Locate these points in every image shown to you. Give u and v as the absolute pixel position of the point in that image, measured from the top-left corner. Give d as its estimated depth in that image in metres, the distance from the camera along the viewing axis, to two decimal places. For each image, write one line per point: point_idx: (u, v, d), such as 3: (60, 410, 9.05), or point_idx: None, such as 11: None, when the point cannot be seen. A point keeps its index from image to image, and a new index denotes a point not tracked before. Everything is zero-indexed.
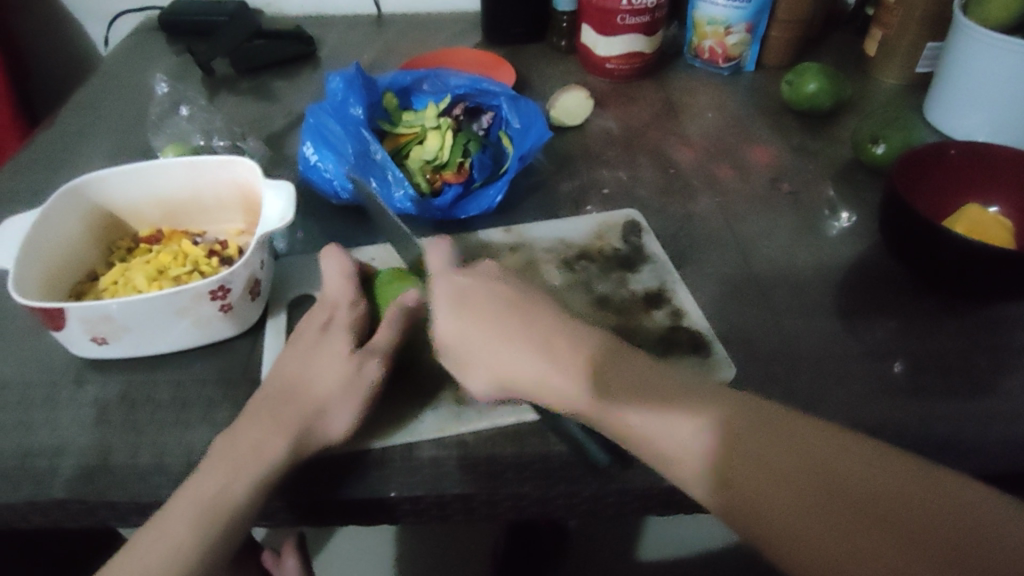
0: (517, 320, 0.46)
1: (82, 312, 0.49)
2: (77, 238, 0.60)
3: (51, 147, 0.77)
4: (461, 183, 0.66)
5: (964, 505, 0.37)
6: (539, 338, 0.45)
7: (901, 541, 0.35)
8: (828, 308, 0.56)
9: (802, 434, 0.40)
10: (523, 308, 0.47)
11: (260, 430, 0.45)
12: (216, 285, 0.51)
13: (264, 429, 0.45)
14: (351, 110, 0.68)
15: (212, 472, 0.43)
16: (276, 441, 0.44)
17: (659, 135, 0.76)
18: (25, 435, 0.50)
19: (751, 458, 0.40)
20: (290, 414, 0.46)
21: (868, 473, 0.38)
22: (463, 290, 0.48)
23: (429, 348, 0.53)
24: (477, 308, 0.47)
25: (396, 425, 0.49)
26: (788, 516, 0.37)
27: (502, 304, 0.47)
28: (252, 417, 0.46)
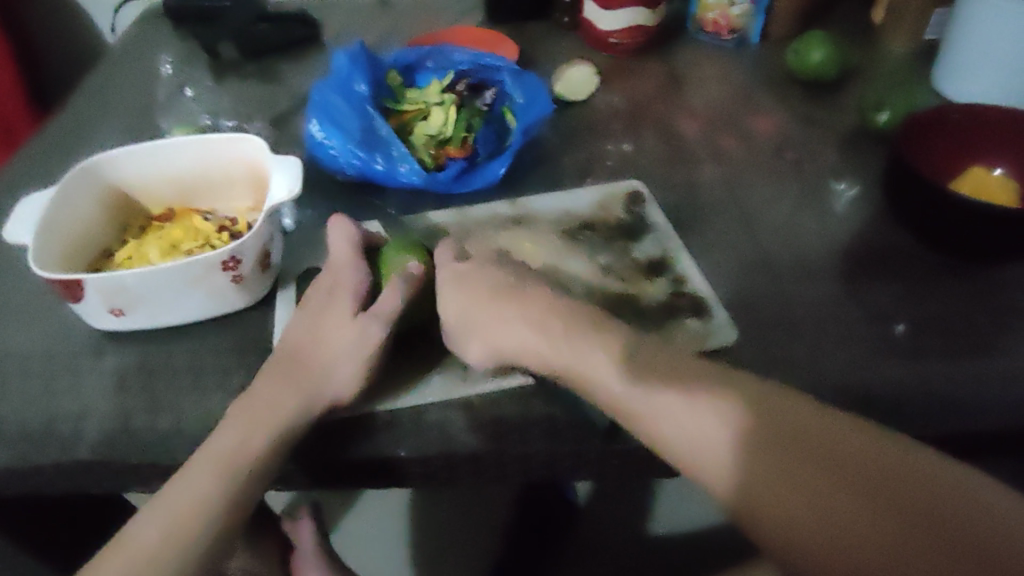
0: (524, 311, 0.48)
1: (99, 284, 0.50)
2: (92, 215, 0.61)
3: (64, 131, 0.78)
4: (465, 157, 0.67)
5: (951, 474, 0.37)
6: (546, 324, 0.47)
7: (878, 510, 0.37)
8: (832, 272, 0.56)
9: (798, 413, 0.41)
10: (515, 288, 0.50)
11: (271, 393, 0.47)
12: (228, 255, 0.52)
13: (275, 392, 0.47)
14: (356, 86, 0.69)
15: (227, 434, 0.45)
16: (285, 403, 0.46)
17: (663, 107, 0.76)
18: (47, 404, 0.52)
19: (767, 449, 0.40)
20: (299, 379, 0.48)
21: (860, 452, 0.38)
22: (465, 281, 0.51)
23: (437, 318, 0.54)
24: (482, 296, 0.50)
25: (403, 388, 0.51)
26: (779, 492, 0.38)
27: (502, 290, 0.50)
28: (265, 381, 0.48)
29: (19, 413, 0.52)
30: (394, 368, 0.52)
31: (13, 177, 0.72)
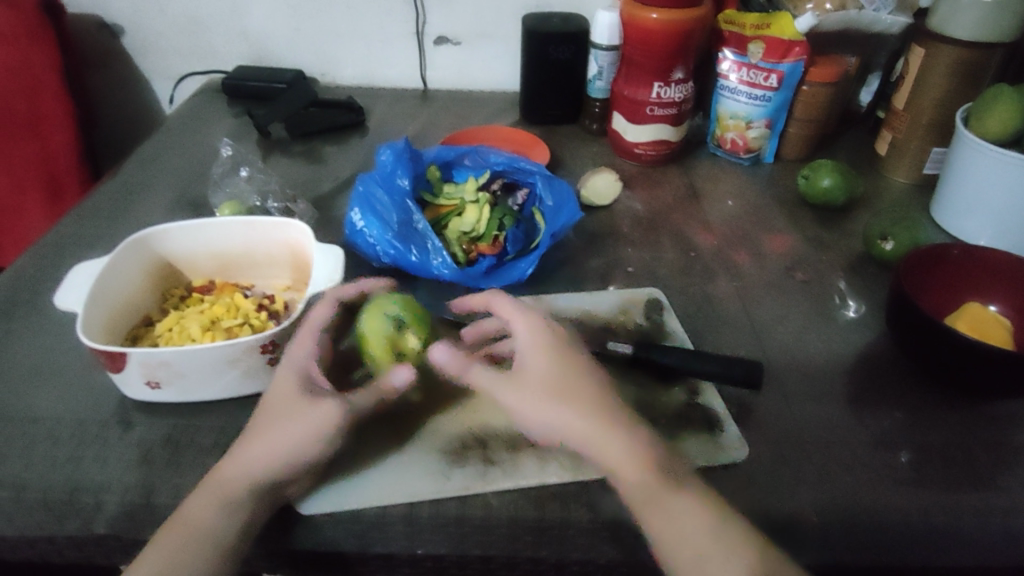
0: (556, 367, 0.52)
1: (143, 358, 0.53)
2: (137, 285, 0.64)
3: (115, 196, 0.83)
4: (495, 255, 0.71)
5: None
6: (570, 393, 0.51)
7: None
8: (838, 394, 0.59)
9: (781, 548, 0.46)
10: (563, 396, 0.50)
11: (237, 460, 0.49)
12: (267, 340, 0.54)
13: (235, 466, 0.49)
14: (398, 180, 0.73)
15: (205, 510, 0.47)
16: (241, 480, 0.48)
17: (679, 219, 0.81)
18: (75, 470, 0.54)
19: (665, 484, 0.48)
20: (257, 444, 0.49)
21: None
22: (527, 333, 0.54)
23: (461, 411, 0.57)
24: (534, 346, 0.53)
25: (416, 476, 0.52)
26: None
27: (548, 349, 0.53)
28: (231, 453, 0.50)
29: (46, 478, 0.53)
30: (414, 457, 0.54)
31: (63, 239, 0.76)
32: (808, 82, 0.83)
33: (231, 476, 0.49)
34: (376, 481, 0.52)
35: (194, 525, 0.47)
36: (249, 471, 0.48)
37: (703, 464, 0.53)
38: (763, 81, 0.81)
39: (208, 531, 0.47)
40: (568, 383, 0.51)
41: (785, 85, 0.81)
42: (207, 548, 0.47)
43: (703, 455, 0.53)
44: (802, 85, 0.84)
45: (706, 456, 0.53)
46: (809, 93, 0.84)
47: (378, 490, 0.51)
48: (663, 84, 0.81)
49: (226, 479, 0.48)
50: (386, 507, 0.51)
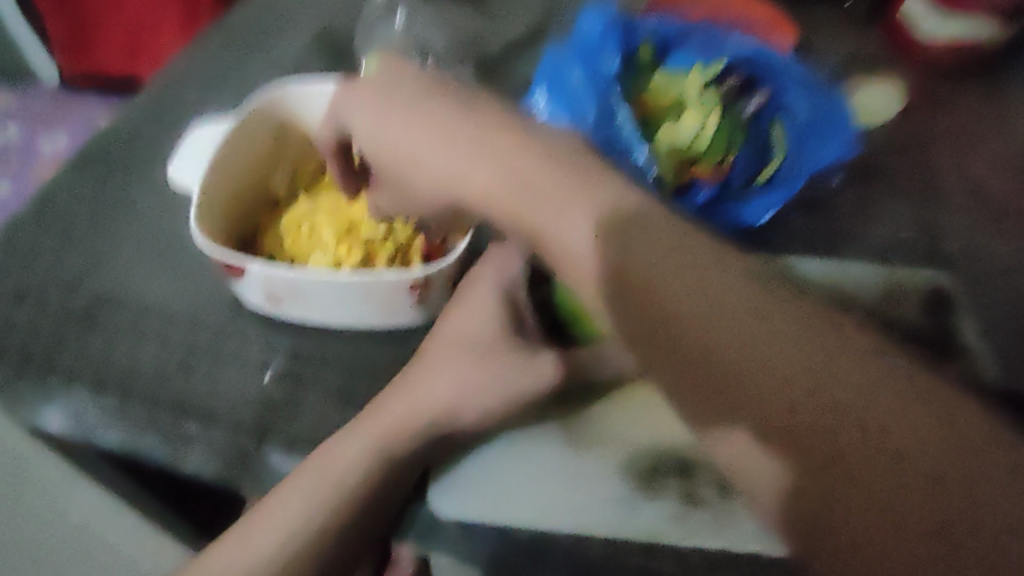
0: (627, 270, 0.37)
1: (265, 275, 0.42)
2: (264, 159, 0.51)
3: (251, 27, 0.69)
4: (716, 184, 0.51)
5: None
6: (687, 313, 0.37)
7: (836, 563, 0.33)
8: None
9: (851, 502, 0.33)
10: (437, 163, 0.41)
11: (412, 393, 0.43)
12: (421, 279, 0.42)
13: (402, 407, 0.42)
14: (604, 60, 0.54)
15: (363, 450, 0.41)
16: (411, 424, 0.42)
17: (985, 153, 0.56)
18: (183, 386, 0.45)
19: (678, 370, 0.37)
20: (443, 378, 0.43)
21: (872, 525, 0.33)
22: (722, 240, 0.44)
23: (649, 420, 0.42)
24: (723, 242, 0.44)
25: (590, 500, 0.40)
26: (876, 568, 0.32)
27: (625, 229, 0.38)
28: (395, 388, 0.43)
29: (151, 393, 0.45)
30: (590, 467, 0.41)
31: (192, 77, 0.64)
32: None
33: (399, 409, 0.42)
34: (534, 489, 0.40)
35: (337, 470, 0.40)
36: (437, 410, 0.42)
37: None
38: None
39: (348, 477, 0.40)
40: (445, 155, 0.40)
41: None
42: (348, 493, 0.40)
43: None
44: None
45: None
46: None
47: (534, 503, 0.40)
48: None
49: (399, 416, 0.42)
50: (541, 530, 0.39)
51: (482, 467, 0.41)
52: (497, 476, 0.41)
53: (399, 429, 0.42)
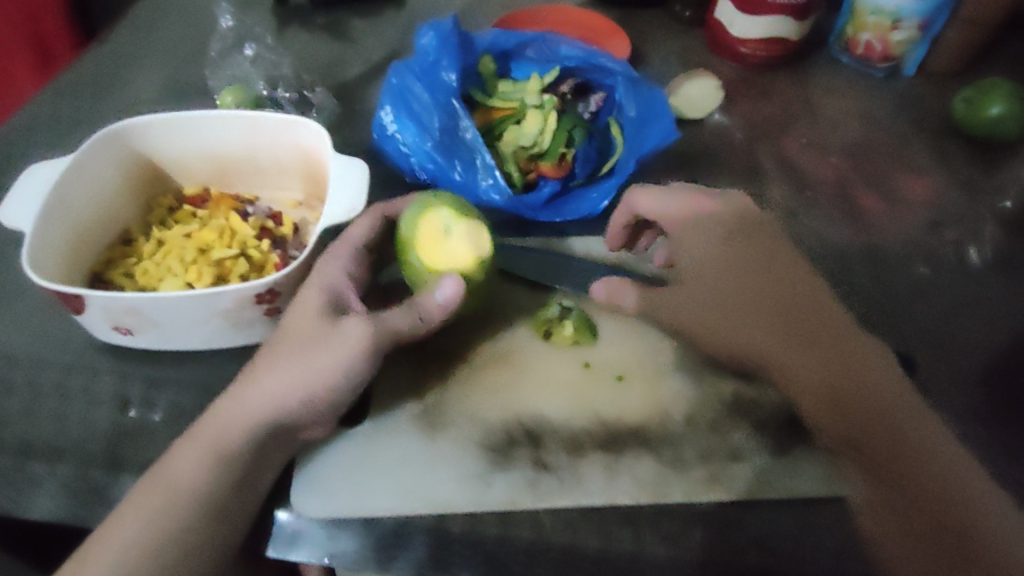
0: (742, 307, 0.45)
1: (105, 302, 0.41)
2: (111, 191, 0.51)
3: (99, 68, 0.68)
4: (559, 179, 0.56)
5: None
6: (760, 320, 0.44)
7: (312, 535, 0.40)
8: (993, 409, 0.47)
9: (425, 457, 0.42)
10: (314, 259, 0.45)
11: (255, 391, 0.39)
12: (264, 289, 0.42)
13: (232, 415, 0.39)
14: (442, 74, 0.57)
15: (197, 459, 0.38)
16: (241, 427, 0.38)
17: (792, 142, 0.65)
18: (28, 428, 0.44)
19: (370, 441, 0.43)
20: (287, 369, 0.39)
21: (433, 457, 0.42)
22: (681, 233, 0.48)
23: (490, 400, 0.45)
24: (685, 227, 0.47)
25: (447, 480, 0.41)
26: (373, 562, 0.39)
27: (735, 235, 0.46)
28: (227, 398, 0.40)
29: None
30: (448, 451, 0.42)
31: (33, 120, 0.62)
32: None
33: (235, 416, 0.39)
34: (393, 480, 0.41)
35: (187, 486, 0.37)
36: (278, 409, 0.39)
37: (819, 492, 0.41)
38: None
39: (199, 484, 0.37)
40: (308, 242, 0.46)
41: None
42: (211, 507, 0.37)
43: (820, 480, 0.42)
44: None
45: (823, 482, 0.42)
46: None
47: (394, 492, 0.41)
48: None
49: (245, 416, 0.38)
50: (408, 518, 0.40)
51: (331, 463, 0.42)
52: (350, 472, 0.42)
53: (228, 435, 0.38)
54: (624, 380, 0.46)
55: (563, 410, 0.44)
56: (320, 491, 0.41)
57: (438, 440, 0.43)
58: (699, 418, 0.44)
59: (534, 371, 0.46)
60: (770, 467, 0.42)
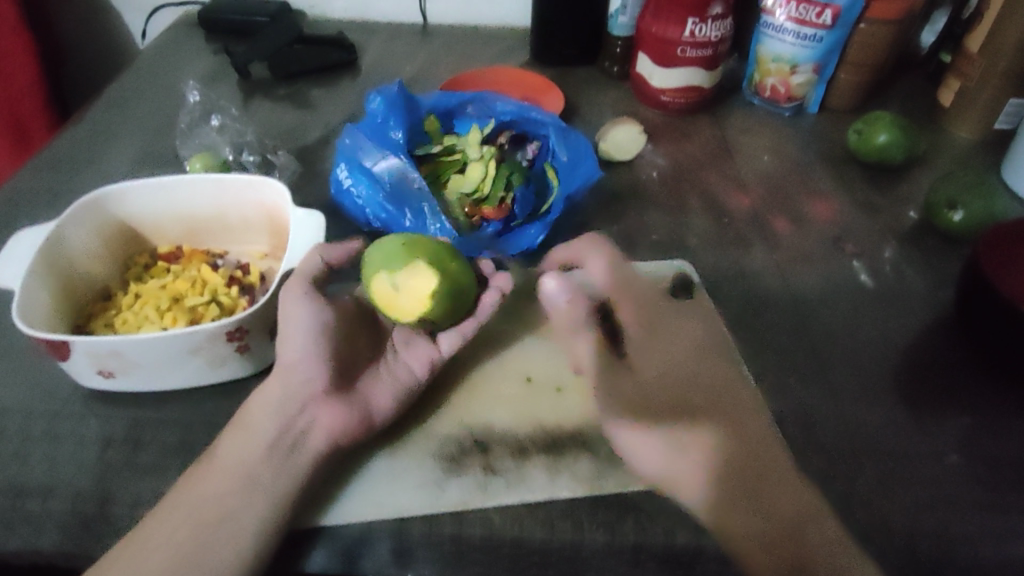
0: (672, 365, 0.50)
1: (89, 347, 0.46)
2: (93, 253, 0.56)
3: (77, 144, 0.74)
4: (501, 220, 0.62)
5: None
6: (673, 395, 0.49)
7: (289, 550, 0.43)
8: (895, 392, 0.52)
9: (390, 466, 0.47)
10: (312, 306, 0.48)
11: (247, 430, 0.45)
12: (233, 326, 0.47)
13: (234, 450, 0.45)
14: (391, 133, 0.64)
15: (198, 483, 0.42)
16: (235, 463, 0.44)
17: (712, 177, 0.72)
18: (18, 471, 0.47)
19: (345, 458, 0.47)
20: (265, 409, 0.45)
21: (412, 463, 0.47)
22: (629, 319, 0.52)
23: (444, 418, 0.50)
24: (642, 343, 0.51)
25: (406, 487, 0.46)
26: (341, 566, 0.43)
27: (717, 354, 0.53)
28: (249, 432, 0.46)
29: None
30: (407, 463, 0.47)
31: (14, 195, 0.67)
32: (866, 19, 0.70)
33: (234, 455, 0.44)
34: (357, 489, 0.46)
35: (202, 498, 0.42)
36: (290, 385, 0.45)
37: None
38: (814, 18, 0.69)
39: (188, 499, 0.42)
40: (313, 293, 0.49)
41: (841, 22, 0.69)
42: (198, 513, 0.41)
43: None
44: (859, 23, 0.71)
45: None
46: (866, 32, 0.71)
47: (364, 501, 0.45)
48: (699, 20, 0.69)
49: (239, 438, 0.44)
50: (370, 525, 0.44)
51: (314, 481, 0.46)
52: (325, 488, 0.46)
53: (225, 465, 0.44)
54: (563, 391, 0.52)
55: (511, 421, 0.50)
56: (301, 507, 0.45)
57: (397, 453, 0.48)
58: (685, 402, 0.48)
59: (486, 391, 0.52)
60: None
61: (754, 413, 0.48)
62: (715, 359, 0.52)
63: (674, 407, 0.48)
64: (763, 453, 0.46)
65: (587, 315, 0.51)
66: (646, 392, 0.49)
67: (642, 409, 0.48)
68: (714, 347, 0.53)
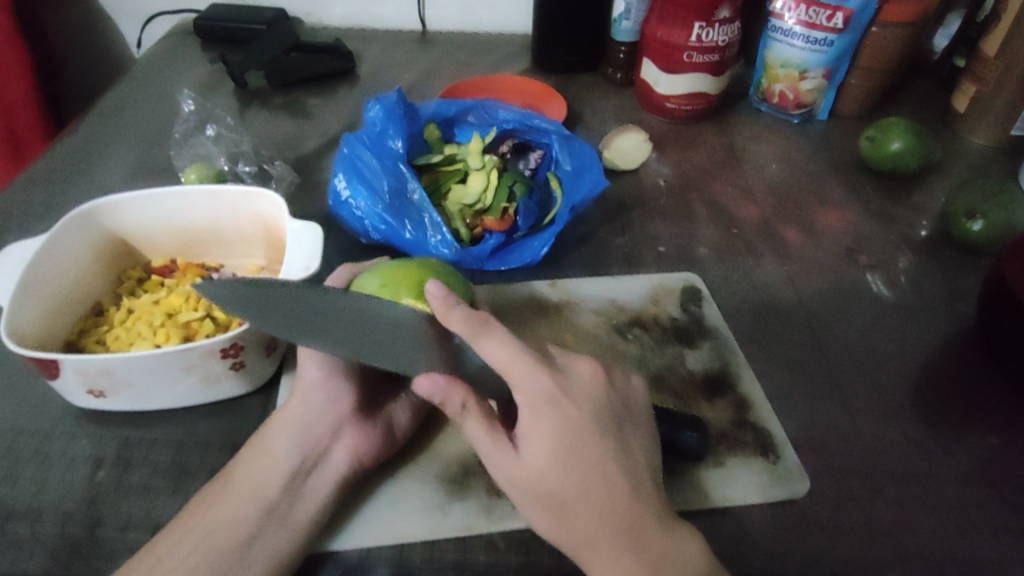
0: (556, 454, 0.36)
1: (78, 365, 0.44)
2: (84, 266, 0.54)
3: (72, 155, 0.72)
4: (503, 232, 0.61)
5: None
6: (564, 492, 0.36)
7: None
8: (915, 411, 0.50)
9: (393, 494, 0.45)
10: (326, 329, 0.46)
11: (250, 453, 0.42)
12: (228, 343, 0.46)
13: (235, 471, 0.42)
14: (390, 142, 0.62)
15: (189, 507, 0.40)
16: (234, 484, 0.41)
17: (720, 185, 0.70)
18: (6, 495, 0.45)
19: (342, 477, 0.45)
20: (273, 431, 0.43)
21: (415, 487, 0.45)
22: (523, 407, 0.37)
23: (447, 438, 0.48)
24: (534, 433, 0.37)
25: (408, 511, 0.44)
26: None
27: (612, 431, 0.38)
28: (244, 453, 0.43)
29: None
30: (408, 485, 0.45)
31: (7, 207, 0.65)
32: (879, 22, 0.69)
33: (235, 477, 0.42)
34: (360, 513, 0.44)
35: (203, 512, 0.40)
36: (305, 410, 0.43)
37: (756, 500, 0.45)
38: (825, 22, 0.67)
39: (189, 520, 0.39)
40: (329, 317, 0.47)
41: (853, 25, 0.67)
42: (193, 529, 0.39)
43: (755, 489, 0.45)
44: (871, 26, 0.69)
45: (758, 491, 0.45)
46: (879, 36, 0.69)
47: (364, 527, 0.43)
48: (707, 25, 0.68)
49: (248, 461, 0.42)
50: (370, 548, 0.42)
51: None
52: None
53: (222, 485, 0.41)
54: None
55: None
56: None
57: (397, 475, 0.46)
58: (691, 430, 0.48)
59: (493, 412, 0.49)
60: (709, 477, 0.46)
61: (650, 493, 0.38)
62: (588, 442, 0.37)
63: (554, 502, 0.36)
64: (656, 543, 0.36)
65: (468, 402, 0.39)
66: (528, 480, 0.37)
67: (529, 498, 0.37)
68: (619, 422, 0.39)
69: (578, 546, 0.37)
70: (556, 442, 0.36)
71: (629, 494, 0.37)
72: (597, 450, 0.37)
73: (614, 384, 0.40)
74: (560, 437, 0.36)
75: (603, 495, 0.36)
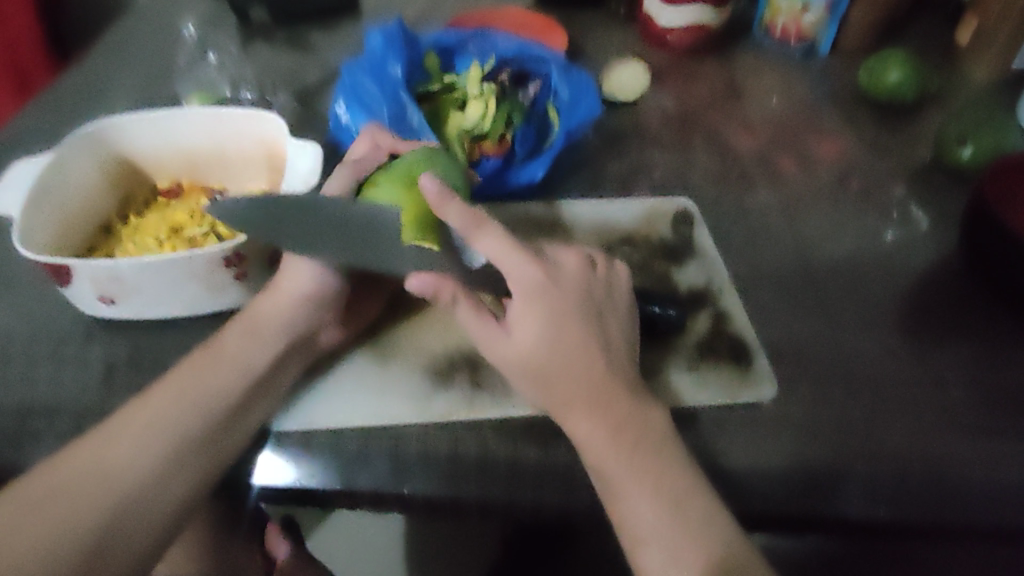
0: (542, 335, 0.39)
1: (90, 272, 0.46)
2: (92, 184, 0.56)
3: (80, 85, 0.73)
4: (501, 156, 0.61)
5: None
6: (548, 368, 0.40)
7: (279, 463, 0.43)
8: (900, 325, 0.52)
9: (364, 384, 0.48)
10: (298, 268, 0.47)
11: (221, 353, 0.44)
12: (231, 252, 0.47)
13: (210, 357, 0.44)
14: (390, 69, 0.63)
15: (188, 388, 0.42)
16: (210, 368, 0.43)
17: (718, 117, 0.71)
18: (22, 394, 0.48)
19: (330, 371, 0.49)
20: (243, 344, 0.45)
21: (400, 383, 0.48)
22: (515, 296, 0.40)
23: (432, 335, 0.51)
24: (518, 319, 0.40)
25: (394, 400, 0.47)
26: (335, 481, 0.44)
27: (592, 317, 0.41)
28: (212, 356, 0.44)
29: None
30: (395, 375, 0.49)
31: (17, 133, 0.67)
32: None
33: (206, 365, 0.44)
34: (349, 400, 0.47)
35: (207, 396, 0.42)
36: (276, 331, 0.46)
37: (724, 404, 0.47)
38: None
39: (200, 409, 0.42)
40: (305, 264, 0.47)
41: None
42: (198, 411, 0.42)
43: (723, 393, 0.47)
44: None
45: (726, 394, 0.47)
46: None
47: (351, 413, 0.47)
48: None
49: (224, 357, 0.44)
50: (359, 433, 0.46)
51: (302, 396, 0.47)
52: (307, 401, 0.47)
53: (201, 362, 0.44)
54: None
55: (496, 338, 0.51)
56: (287, 409, 0.47)
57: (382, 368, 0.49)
58: (671, 334, 0.50)
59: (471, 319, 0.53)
60: (690, 383, 0.48)
61: (622, 368, 0.41)
62: (573, 323, 0.40)
63: (539, 377, 0.40)
64: (624, 410, 0.40)
65: (457, 293, 0.41)
66: (517, 356, 0.40)
67: (517, 373, 0.41)
68: (597, 304, 0.42)
69: (559, 412, 0.40)
70: (543, 323, 0.40)
71: (607, 369, 0.40)
72: (582, 331, 0.40)
73: (598, 273, 0.43)
74: (543, 324, 0.40)
75: (583, 370, 0.40)
